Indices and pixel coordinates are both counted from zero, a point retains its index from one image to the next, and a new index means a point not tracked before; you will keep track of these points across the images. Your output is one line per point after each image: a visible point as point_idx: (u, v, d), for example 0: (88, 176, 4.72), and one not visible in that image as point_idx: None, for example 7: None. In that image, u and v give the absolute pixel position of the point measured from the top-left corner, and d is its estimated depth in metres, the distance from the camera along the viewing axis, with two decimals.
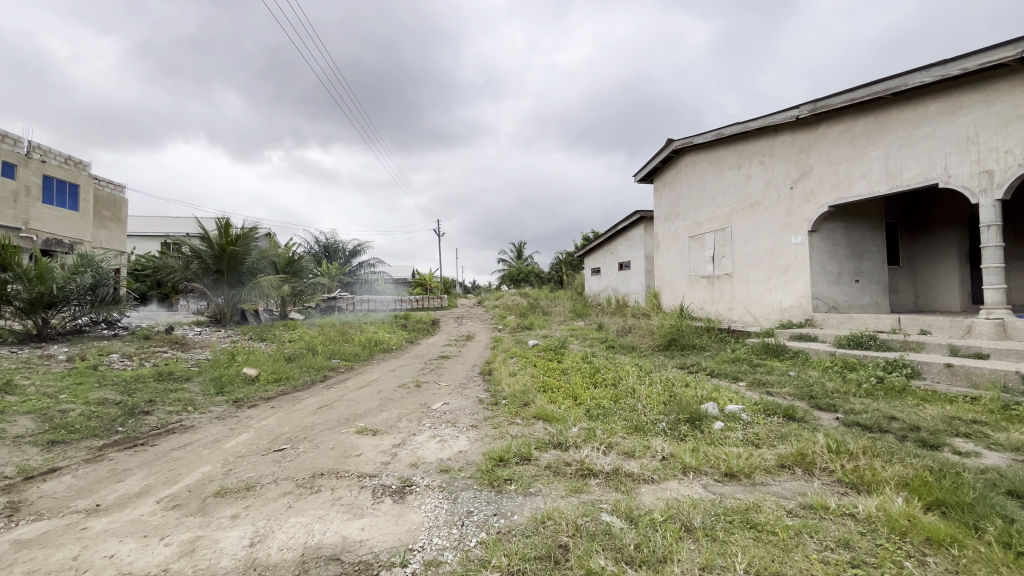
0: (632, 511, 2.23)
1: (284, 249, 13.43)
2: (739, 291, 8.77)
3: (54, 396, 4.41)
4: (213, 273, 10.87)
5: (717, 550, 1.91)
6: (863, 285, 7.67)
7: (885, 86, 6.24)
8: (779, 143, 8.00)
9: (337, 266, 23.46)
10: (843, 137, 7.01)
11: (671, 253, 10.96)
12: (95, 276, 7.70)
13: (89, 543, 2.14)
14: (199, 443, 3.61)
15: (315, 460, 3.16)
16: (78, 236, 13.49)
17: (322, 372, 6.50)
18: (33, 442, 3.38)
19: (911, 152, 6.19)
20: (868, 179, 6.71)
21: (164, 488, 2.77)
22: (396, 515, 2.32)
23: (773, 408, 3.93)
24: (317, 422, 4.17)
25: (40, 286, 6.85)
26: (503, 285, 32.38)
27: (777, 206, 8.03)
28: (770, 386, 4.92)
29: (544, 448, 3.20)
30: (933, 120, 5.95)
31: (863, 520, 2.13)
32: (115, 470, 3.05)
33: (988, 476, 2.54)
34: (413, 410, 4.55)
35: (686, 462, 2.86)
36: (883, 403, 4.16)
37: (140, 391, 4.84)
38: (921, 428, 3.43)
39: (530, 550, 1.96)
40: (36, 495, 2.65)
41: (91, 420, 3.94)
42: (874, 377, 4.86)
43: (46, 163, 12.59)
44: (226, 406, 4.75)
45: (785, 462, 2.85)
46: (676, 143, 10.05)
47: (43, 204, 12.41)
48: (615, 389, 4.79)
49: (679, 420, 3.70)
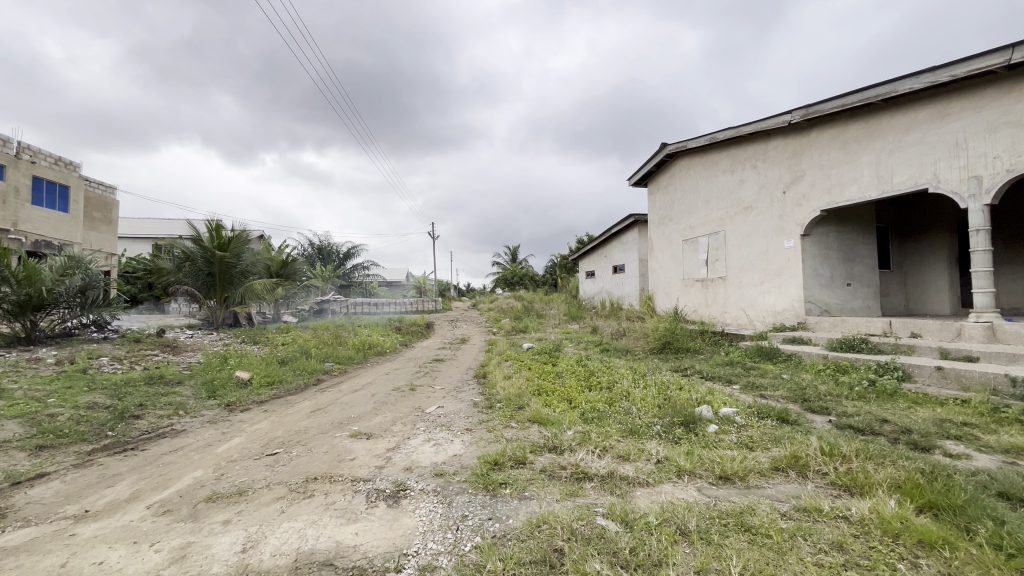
0: (627, 514, 2.23)
1: (277, 251, 13.33)
2: (733, 295, 8.81)
3: (43, 400, 4.34)
4: (204, 276, 10.71)
5: (713, 554, 1.91)
6: (855, 289, 7.75)
7: (876, 92, 6.33)
8: (772, 147, 8.08)
9: (331, 269, 23.32)
10: (835, 142, 7.09)
11: (665, 256, 10.99)
12: (85, 278, 7.60)
13: (78, 550, 2.10)
14: (190, 447, 3.58)
15: (308, 465, 3.14)
16: (68, 238, 13.36)
17: (315, 375, 6.46)
18: (21, 447, 3.33)
19: (901, 157, 6.26)
20: (859, 184, 6.78)
21: (154, 494, 2.73)
22: (391, 520, 2.31)
23: (767, 411, 3.96)
24: (311, 426, 4.14)
25: (28, 288, 6.77)
26: (498, 288, 32.44)
27: (770, 210, 8.09)
28: (764, 389, 4.95)
29: (539, 452, 3.19)
30: (922, 125, 6.03)
31: (857, 522, 2.14)
32: (105, 475, 3.01)
33: (979, 478, 2.57)
34: (407, 413, 4.54)
35: (681, 465, 2.87)
36: (876, 406, 4.20)
37: (131, 395, 4.79)
38: (913, 430, 3.46)
39: (525, 555, 1.95)
40: (24, 501, 2.61)
41: (80, 424, 3.90)
42: (867, 380, 4.90)
43: (35, 165, 12.46)
44: (219, 410, 4.70)
45: (779, 465, 2.86)
46: (671, 147, 10.09)
47: (33, 206, 12.30)
48: (610, 392, 4.79)
49: (673, 423, 3.71)
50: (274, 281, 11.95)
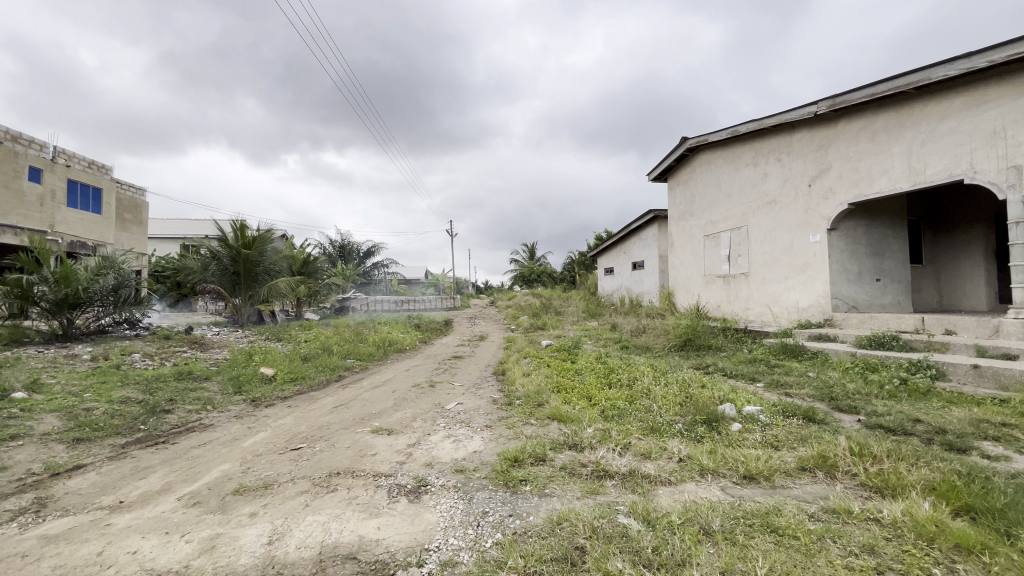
0: (650, 514, 2.20)
1: (298, 250, 13.51)
2: (756, 291, 8.64)
3: (79, 394, 4.52)
4: (230, 274, 11.04)
5: (738, 554, 1.88)
6: (884, 284, 7.50)
7: (907, 80, 6.10)
8: (796, 139, 7.87)
9: (351, 267, 23.73)
10: (864, 133, 6.86)
11: (685, 252, 10.83)
12: (117, 278, 7.83)
13: (113, 539, 2.18)
14: (218, 442, 3.67)
15: (331, 460, 3.19)
16: (101, 239, 13.86)
17: (337, 372, 6.57)
18: (59, 440, 3.47)
19: (935, 147, 6.02)
20: (889, 176, 6.56)
21: (184, 486, 2.81)
22: (412, 515, 2.33)
23: (793, 409, 3.86)
24: (332, 422, 4.20)
25: (65, 288, 7.04)
26: (515, 286, 32.49)
27: (795, 204, 7.89)
28: (789, 387, 4.84)
29: (559, 449, 3.18)
30: (957, 114, 5.80)
31: (889, 525, 2.08)
32: (138, 468, 3.10)
33: (1020, 481, 2.46)
34: (426, 409, 4.57)
35: (704, 464, 2.82)
36: (908, 405, 4.06)
37: (161, 390, 4.93)
38: (948, 431, 3.34)
39: (546, 552, 1.94)
40: (62, 491, 2.72)
41: (114, 418, 4.03)
42: (898, 378, 4.73)
43: (69, 168, 12.91)
44: (244, 405, 4.82)
45: (806, 465, 2.79)
46: (691, 141, 9.92)
47: (68, 208, 12.75)
48: (630, 390, 4.76)
49: (695, 421, 3.66)
50: (296, 279, 12.16)
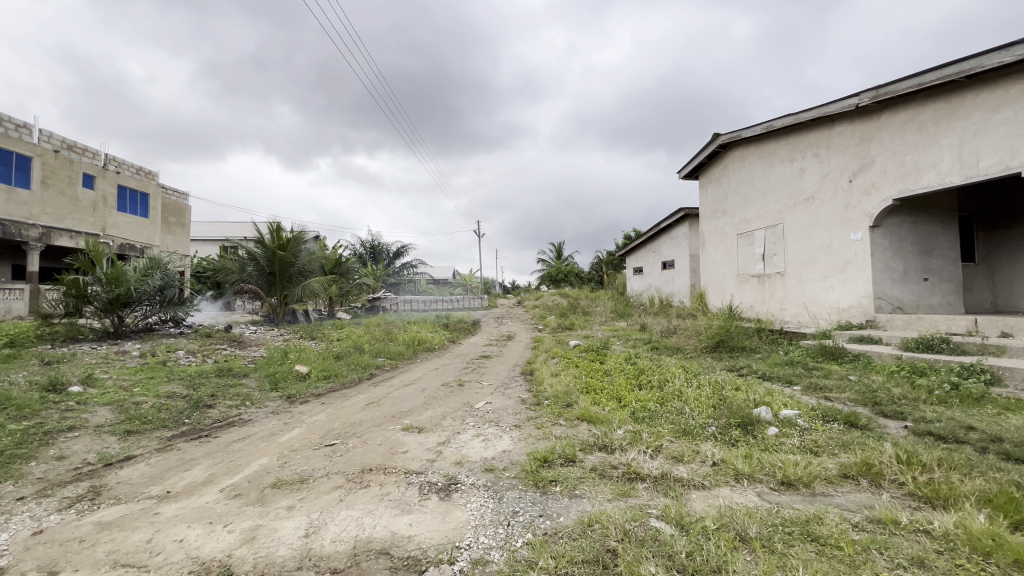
0: (683, 518, 2.16)
1: (330, 251, 13.84)
2: (792, 291, 8.35)
3: (129, 389, 4.77)
4: (266, 274, 11.42)
5: (776, 563, 1.82)
6: (933, 284, 7.13)
7: (957, 69, 5.78)
8: (836, 133, 7.56)
9: (382, 268, 24.14)
10: (909, 125, 6.53)
11: (717, 251, 10.57)
12: (163, 278, 8.19)
13: (161, 528, 2.29)
14: (256, 436, 3.80)
15: (363, 456, 3.25)
16: (148, 242, 14.57)
17: (368, 370, 6.69)
18: (111, 432, 3.67)
19: (988, 139, 5.68)
20: (938, 170, 6.22)
21: (226, 478, 2.92)
22: (443, 513, 2.35)
23: (833, 414, 3.71)
24: (364, 419, 4.29)
25: (116, 288, 7.44)
26: (542, 286, 32.42)
27: (834, 201, 7.58)
28: (828, 391, 4.65)
29: (589, 450, 3.15)
30: (1014, 103, 5.46)
31: (939, 537, 1.97)
32: (182, 460, 3.25)
33: None
34: (455, 408, 4.61)
35: (739, 468, 2.74)
36: (959, 412, 3.84)
37: (204, 386, 5.15)
38: (1004, 439, 3.14)
39: (577, 553, 1.93)
40: (115, 481, 2.87)
41: (161, 411, 4.23)
42: (948, 383, 4.48)
43: (120, 174, 13.61)
44: (281, 402, 4.98)
45: (849, 472, 2.68)
46: (723, 138, 9.68)
47: (117, 212, 13.45)
48: (661, 391, 4.67)
49: (729, 424, 3.56)
50: (329, 279, 12.45)
